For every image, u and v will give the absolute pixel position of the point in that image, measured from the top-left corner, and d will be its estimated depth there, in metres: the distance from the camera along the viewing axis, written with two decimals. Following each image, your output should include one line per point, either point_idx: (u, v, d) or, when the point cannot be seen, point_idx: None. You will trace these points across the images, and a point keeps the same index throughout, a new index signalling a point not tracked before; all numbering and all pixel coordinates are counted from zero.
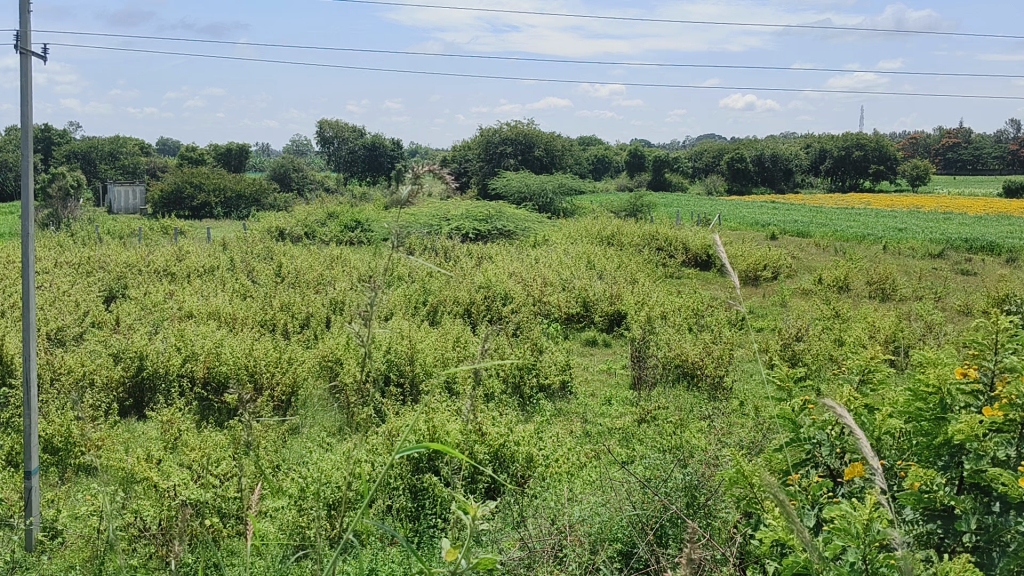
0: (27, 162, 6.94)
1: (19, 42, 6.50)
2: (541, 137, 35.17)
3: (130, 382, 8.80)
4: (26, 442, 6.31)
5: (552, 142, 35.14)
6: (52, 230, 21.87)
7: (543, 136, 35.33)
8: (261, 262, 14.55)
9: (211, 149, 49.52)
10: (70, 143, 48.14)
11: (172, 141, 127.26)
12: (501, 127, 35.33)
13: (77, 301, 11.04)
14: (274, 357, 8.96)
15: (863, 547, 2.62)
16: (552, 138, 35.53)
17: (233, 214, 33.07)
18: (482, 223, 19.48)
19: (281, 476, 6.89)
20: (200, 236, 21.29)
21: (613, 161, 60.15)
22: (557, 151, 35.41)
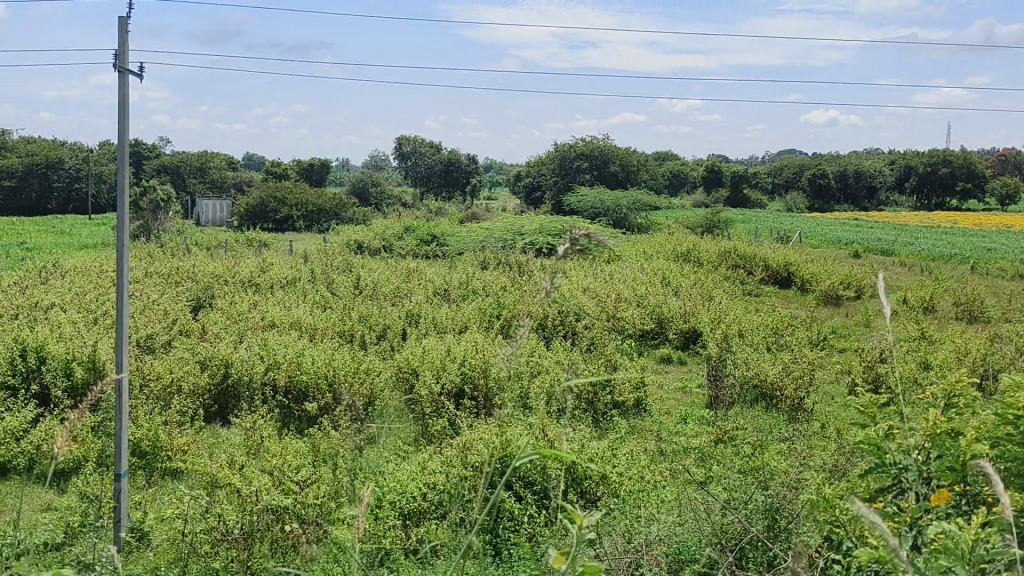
0: (123, 176, 7.26)
1: (116, 60, 6.81)
2: (617, 153, 35.05)
3: (216, 389, 9.06)
4: (117, 445, 6.54)
5: (628, 158, 35.00)
6: (145, 241, 22.81)
7: (619, 152, 35.20)
8: (340, 274, 14.85)
9: (293, 164, 50.97)
10: (161, 158, 50.07)
11: (256, 158, 131.83)
12: (577, 143, 35.32)
13: (166, 310, 11.43)
14: (352, 367, 9.14)
15: (968, 566, 2.46)
16: (628, 154, 35.39)
17: (314, 227, 33.84)
18: (556, 238, 19.54)
19: (360, 486, 7.03)
20: (284, 248, 21.88)
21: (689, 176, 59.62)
22: (633, 166, 35.22)
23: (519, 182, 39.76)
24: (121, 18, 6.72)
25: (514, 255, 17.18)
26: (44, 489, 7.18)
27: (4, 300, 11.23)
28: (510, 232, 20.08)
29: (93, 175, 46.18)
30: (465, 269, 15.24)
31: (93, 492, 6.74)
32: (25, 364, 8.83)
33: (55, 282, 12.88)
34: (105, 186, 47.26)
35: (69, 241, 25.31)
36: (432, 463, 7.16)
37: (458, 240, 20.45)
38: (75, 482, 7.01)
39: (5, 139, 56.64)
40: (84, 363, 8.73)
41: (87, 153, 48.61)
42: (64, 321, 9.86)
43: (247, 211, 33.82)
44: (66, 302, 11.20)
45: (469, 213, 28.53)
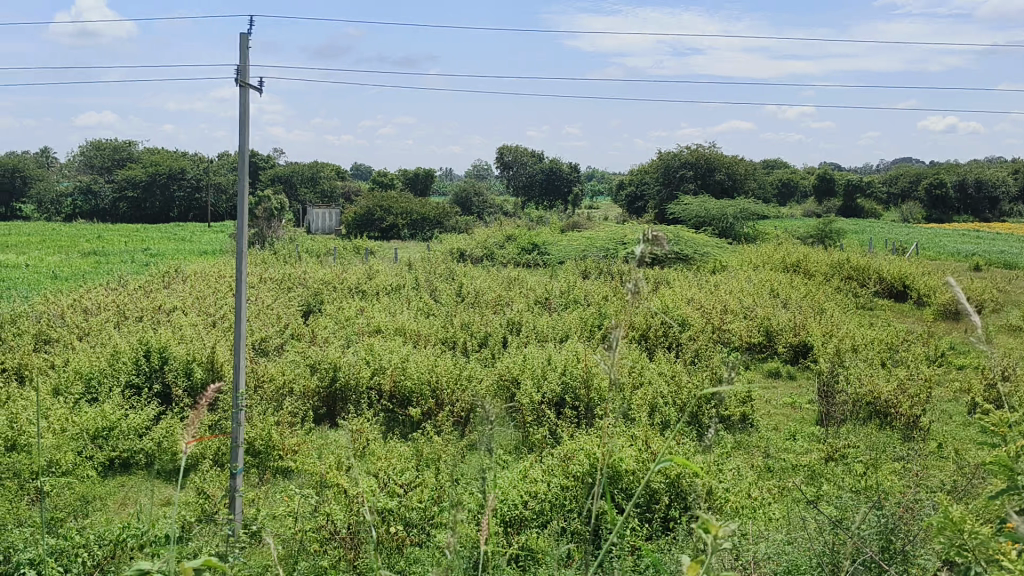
0: (243, 186, 7.58)
1: (237, 75, 7.12)
2: (724, 161, 34.16)
3: (325, 392, 9.34)
4: (233, 444, 6.81)
5: (735, 166, 34.04)
6: (260, 248, 23.75)
7: (726, 160, 34.26)
8: (444, 281, 15.08)
9: (399, 173, 52.19)
10: (273, 169, 52.08)
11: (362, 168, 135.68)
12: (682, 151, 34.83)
13: (279, 315, 11.86)
14: (454, 374, 9.28)
15: None
16: (735, 162, 34.48)
17: (418, 236, 34.51)
18: (659, 247, 19.36)
19: (461, 490, 7.07)
20: (390, 257, 22.33)
21: (800, 184, 58.02)
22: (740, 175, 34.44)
23: (621, 192, 39.54)
24: (242, 35, 7.02)
25: (617, 264, 17.11)
26: (165, 484, 7.51)
27: (131, 303, 11.89)
28: (612, 241, 19.97)
29: (212, 185, 48.38)
30: (568, 278, 15.25)
31: (210, 488, 7.03)
32: (149, 364, 9.30)
33: (177, 286, 13.54)
34: (223, 196, 49.45)
35: (190, 247, 26.61)
36: (534, 472, 7.16)
37: (560, 249, 20.44)
38: (193, 478, 7.33)
39: (132, 150, 60.04)
40: (203, 364, 9.13)
41: (206, 164, 50.98)
42: (185, 324, 10.37)
43: (354, 220, 34.93)
44: (186, 305, 11.77)
45: (570, 222, 28.53)
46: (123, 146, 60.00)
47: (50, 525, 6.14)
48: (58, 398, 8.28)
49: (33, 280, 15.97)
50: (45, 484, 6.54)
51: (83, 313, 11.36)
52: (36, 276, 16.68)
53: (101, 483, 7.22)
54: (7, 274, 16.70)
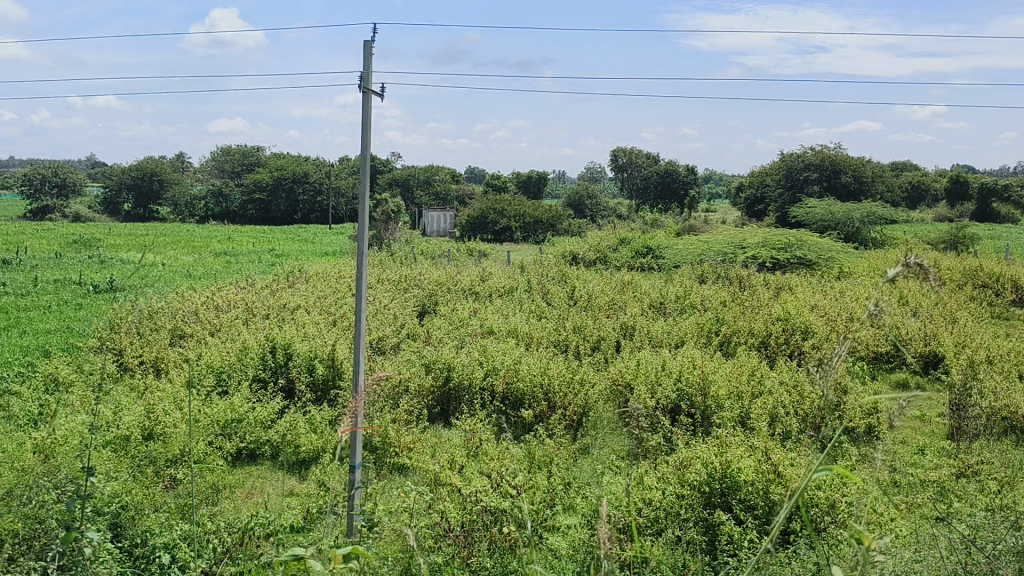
0: (364, 190, 7.79)
1: (360, 81, 7.34)
2: (850, 162, 33.06)
3: (439, 391, 9.50)
4: (353, 439, 7.01)
5: (863, 168, 32.90)
6: (379, 249, 24.41)
7: (852, 161, 33.16)
8: (556, 284, 15.12)
9: (513, 177, 52.75)
10: (391, 172, 53.49)
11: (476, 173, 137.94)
12: (806, 152, 33.71)
13: (395, 315, 12.16)
14: (567, 377, 9.30)
15: None
16: (862, 163, 33.29)
17: (531, 239, 34.69)
18: (780, 252, 18.89)
19: (574, 494, 7.06)
20: (504, 259, 22.55)
21: (931, 187, 55.25)
22: (867, 177, 33.20)
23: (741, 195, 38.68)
24: (365, 42, 7.23)
25: (735, 268, 16.77)
26: (287, 476, 7.80)
27: (258, 301, 12.42)
28: (730, 246, 19.61)
29: (331, 189, 50.05)
30: (683, 283, 15.03)
31: (330, 481, 7.25)
32: (274, 360, 9.70)
33: (300, 286, 14.05)
34: (343, 199, 51.06)
35: (312, 248, 27.60)
36: (647, 480, 7.09)
37: (676, 253, 20.12)
38: (313, 470, 7.57)
39: (261, 155, 62.83)
40: (324, 361, 9.43)
41: (328, 167, 52.75)
42: (307, 322, 10.76)
43: (469, 223, 35.71)
44: (310, 304, 12.22)
45: (686, 225, 28.13)
46: (251, 150, 62.66)
47: (184, 511, 6.46)
48: (192, 390, 8.71)
49: (170, 278, 16.88)
50: (179, 472, 6.89)
51: (215, 309, 11.94)
52: (174, 274, 17.62)
53: (230, 472, 7.55)
54: (147, 272, 17.72)
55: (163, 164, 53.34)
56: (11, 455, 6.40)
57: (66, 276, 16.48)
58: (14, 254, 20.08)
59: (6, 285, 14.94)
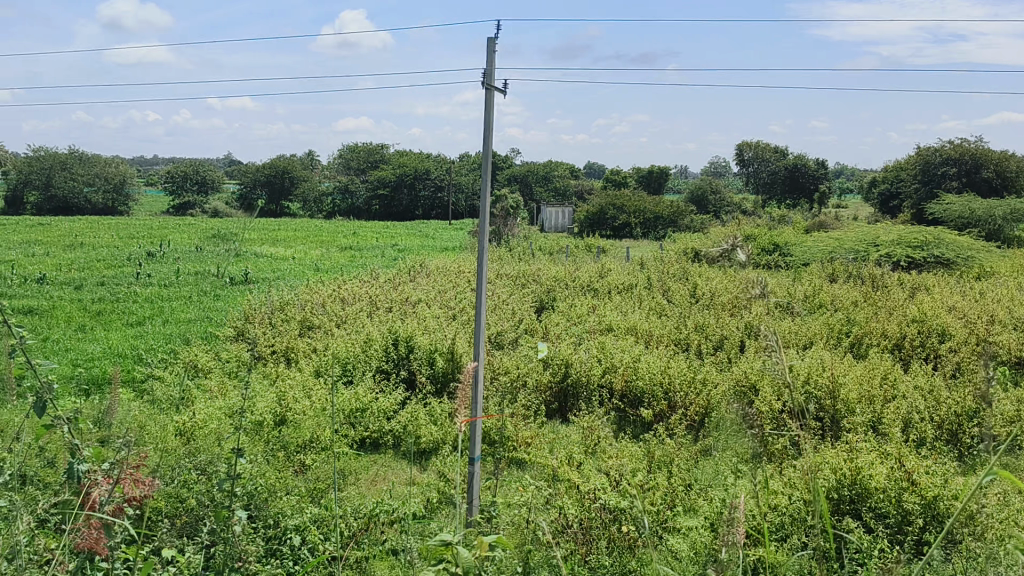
0: (486, 185, 7.85)
1: (484, 78, 7.40)
2: (993, 155, 31.17)
3: (557, 387, 9.51)
4: (472, 432, 7.09)
5: (1007, 162, 30.96)
6: (499, 245, 24.67)
7: (995, 154, 31.28)
8: (677, 282, 14.87)
9: (633, 173, 52.35)
10: (511, 169, 53.99)
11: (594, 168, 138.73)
12: (943, 145, 31.80)
13: (514, 310, 12.23)
14: (688, 377, 9.13)
15: None
16: (1006, 157, 31.31)
17: (651, 235, 34.30)
18: (917, 250, 17.98)
19: (695, 496, 6.91)
20: (623, 256, 22.34)
21: None
22: (1012, 171, 31.22)
23: (872, 191, 37.01)
24: (489, 39, 7.28)
25: (868, 267, 16.06)
26: (410, 465, 7.96)
27: (381, 295, 12.75)
28: (862, 243, 18.83)
29: (451, 185, 50.93)
30: (812, 281, 14.52)
31: (449, 472, 7.35)
32: (397, 352, 9.95)
33: (421, 280, 14.35)
34: (462, 196, 51.90)
35: (432, 244, 28.16)
36: (770, 484, 6.86)
37: (805, 251, 19.43)
38: (434, 461, 7.69)
39: (384, 153, 64.51)
40: (444, 354, 9.59)
41: (448, 164, 53.68)
42: (428, 316, 10.98)
43: (588, 219, 35.60)
44: (430, 298, 12.44)
45: (814, 222, 27.12)
46: (375, 149, 64.42)
47: (313, 495, 6.71)
48: (319, 379, 9.02)
49: (299, 272, 17.55)
50: (308, 458, 7.16)
51: (341, 302, 12.33)
52: (303, 268, 18.31)
53: (355, 458, 7.78)
54: (279, 265, 18.49)
55: (295, 162, 55.10)
56: (158, 435, 6.80)
57: (205, 268, 17.37)
58: (160, 247, 21.37)
59: (152, 276, 15.90)
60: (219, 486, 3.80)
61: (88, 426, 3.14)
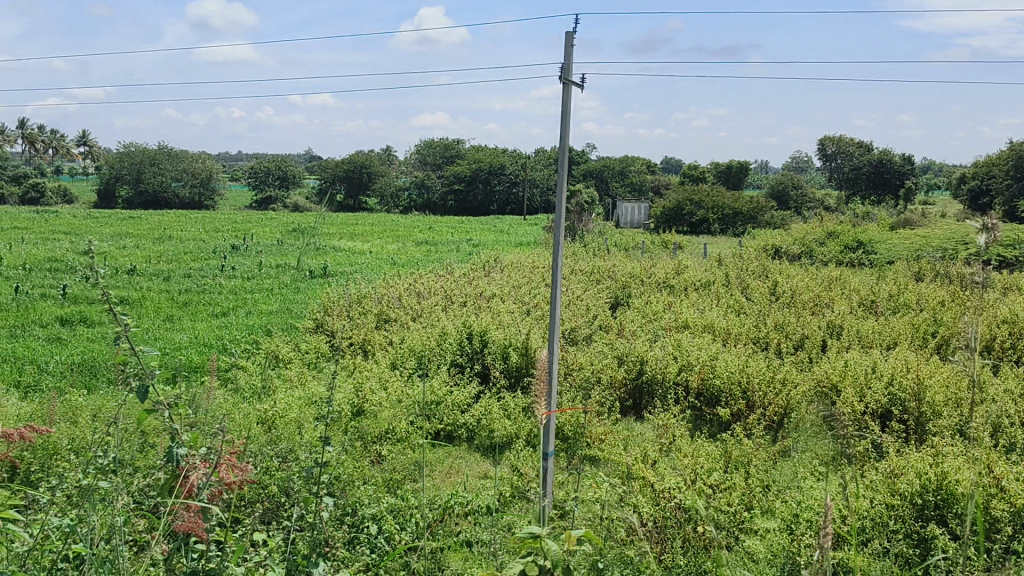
0: (562, 180, 7.81)
1: (562, 73, 7.37)
2: None
3: (631, 384, 9.45)
4: (546, 427, 7.07)
5: None
6: (574, 240, 24.64)
7: None
8: (756, 279, 14.61)
9: (710, 168, 51.58)
10: (586, 164, 53.78)
11: (672, 163, 137.52)
12: None
13: (589, 306, 12.18)
14: (768, 376, 8.96)
15: None
16: None
17: (729, 231, 33.78)
18: (1011, 249, 17.24)
19: (773, 498, 6.77)
20: (700, 252, 22.08)
21: None
22: None
23: (962, 187, 35.63)
24: (567, 33, 7.25)
25: (958, 266, 15.47)
26: (483, 458, 8.00)
27: (456, 289, 12.88)
28: (952, 241, 18.16)
29: (526, 181, 51.04)
30: (898, 280, 14.08)
31: (523, 467, 7.36)
32: (472, 346, 10.03)
33: (496, 275, 14.43)
34: (537, 190, 52.02)
35: (507, 239, 28.29)
36: (851, 487, 6.67)
37: (891, 249, 18.82)
38: (507, 455, 7.72)
39: (461, 148, 65.02)
40: (518, 349, 9.61)
41: (523, 160, 53.78)
42: (503, 311, 11.04)
43: (664, 215, 35.14)
44: (505, 293, 12.49)
45: (901, 218, 26.25)
46: (451, 144, 64.98)
47: (389, 485, 6.82)
48: (395, 372, 9.16)
49: (377, 266, 17.85)
50: (384, 449, 7.28)
51: (417, 296, 12.50)
52: (380, 262, 18.61)
53: (429, 450, 7.88)
54: (358, 259, 18.83)
55: (372, 157, 56.03)
56: (241, 423, 7.02)
57: (287, 261, 17.82)
58: (244, 240, 22.02)
59: (236, 269, 16.39)
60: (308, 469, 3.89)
61: (184, 410, 3.25)
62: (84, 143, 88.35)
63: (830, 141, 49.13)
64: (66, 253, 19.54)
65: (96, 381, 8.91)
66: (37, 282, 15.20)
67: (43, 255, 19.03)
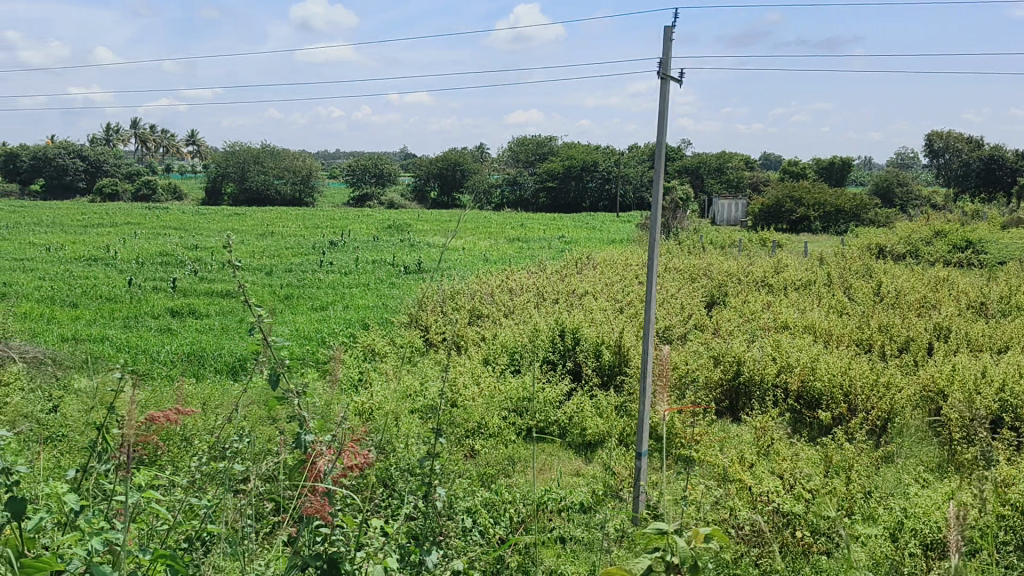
0: (660, 176, 7.70)
1: (660, 68, 7.27)
2: None
3: (728, 385, 9.28)
4: (640, 427, 6.97)
5: None
6: (669, 238, 24.36)
7: None
8: (859, 279, 14.15)
9: (810, 164, 50.17)
10: (681, 160, 53.02)
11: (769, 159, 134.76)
12: None
13: (683, 305, 12.02)
14: (871, 379, 8.66)
15: None
16: None
17: (830, 230, 32.82)
18: None
19: (876, 504, 6.52)
20: (799, 251, 21.56)
21: None
22: None
23: None
24: (666, 28, 7.15)
25: None
26: (576, 456, 7.96)
27: (548, 286, 12.90)
28: None
29: (620, 178, 50.71)
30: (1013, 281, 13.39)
31: (616, 466, 7.28)
32: (564, 343, 10.01)
33: (588, 272, 14.41)
34: (629, 187, 51.61)
35: (599, 235, 28.18)
36: (961, 495, 6.38)
37: (1005, 249, 17.92)
38: (599, 454, 7.66)
39: (554, 145, 65.02)
40: (611, 347, 9.56)
41: (616, 157, 53.41)
42: (595, 309, 11.00)
43: (763, 212, 34.68)
44: (597, 291, 12.44)
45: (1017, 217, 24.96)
46: (543, 140, 65.11)
47: (483, 480, 6.88)
48: (488, 367, 9.26)
49: (470, 262, 18.04)
50: (477, 444, 7.36)
51: (510, 292, 12.56)
52: (473, 258, 18.81)
53: (522, 446, 7.92)
54: (452, 256, 19.06)
55: (466, 154, 56.58)
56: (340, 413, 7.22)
57: (383, 257, 18.19)
58: (341, 236, 22.60)
59: (334, 264, 16.81)
60: (418, 460, 3.98)
61: (308, 399, 3.37)
62: (193, 142, 92.22)
63: (937, 136, 47.13)
64: (177, 247, 20.46)
65: (204, 370, 9.32)
66: (151, 275, 15.96)
67: (155, 248, 19.96)
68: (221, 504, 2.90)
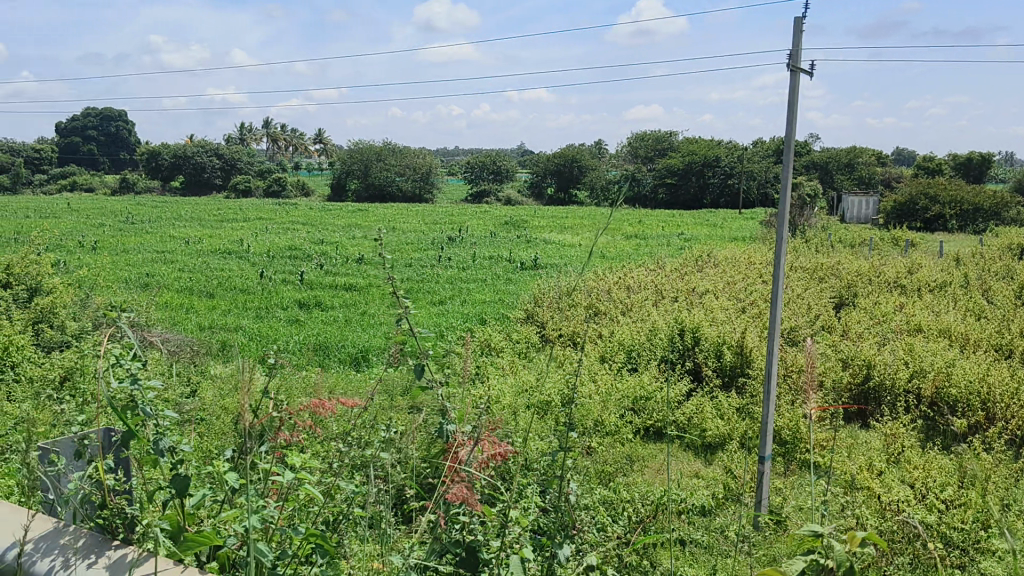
0: (787, 171, 7.47)
1: (790, 60, 7.06)
2: None
3: (856, 390, 8.95)
4: (762, 429, 6.80)
5: None
6: (794, 236, 23.62)
7: None
8: (1001, 281, 13.37)
9: (946, 159, 47.65)
10: (807, 156, 51.31)
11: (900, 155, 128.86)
12: None
13: (809, 305, 11.66)
14: (1012, 386, 8.17)
15: None
16: None
17: (969, 228, 31.08)
18: None
19: (1015, 517, 6.14)
20: (935, 250, 20.51)
21: None
22: None
23: None
24: (797, 19, 6.94)
25: None
26: (695, 457, 7.83)
27: (667, 284, 12.75)
28: None
29: (744, 172, 49.56)
30: None
31: (737, 468, 7.14)
32: (683, 342, 9.88)
33: (708, 270, 14.17)
34: (753, 183, 50.25)
35: (720, 233, 27.62)
36: None
37: None
38: (719, 456, 7.53)
39: (674, 140, 64.09)
40: (732, 347, 9.34)
41: (739, 152, 52.20)
42: (716, 308, 10.81)
43: (896, 209, 33.01)
44: (718, 289, 12.21)
45: None
46: (663, 135, 64.23)
47: (601, 478, 6.86)
48: (605, 365, 9.23)
49: (588, 258, 18.00)
50: (595, 441, 7.35)
51: (627, 289, 12.46)
52: (590, 255, 18.77)
53: (640, 444, 7.88)
54: (570, 252, 19.07)
55: (584, 150, 56.30)
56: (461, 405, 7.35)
57: (502, 253, 18.36)
58: (461, 232, 22.97)
59: (454, 259, 17.09)
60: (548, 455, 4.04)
61: (442, 390, 3.45)
62: (319, 142, 95.61)
63: None
64: (304, 241, 21.25)
65: (329, 360, 9.66)
66: (280, 268, 16.65)
67: (285, 242, 20.80)
68: (365, 491, 3.02)
